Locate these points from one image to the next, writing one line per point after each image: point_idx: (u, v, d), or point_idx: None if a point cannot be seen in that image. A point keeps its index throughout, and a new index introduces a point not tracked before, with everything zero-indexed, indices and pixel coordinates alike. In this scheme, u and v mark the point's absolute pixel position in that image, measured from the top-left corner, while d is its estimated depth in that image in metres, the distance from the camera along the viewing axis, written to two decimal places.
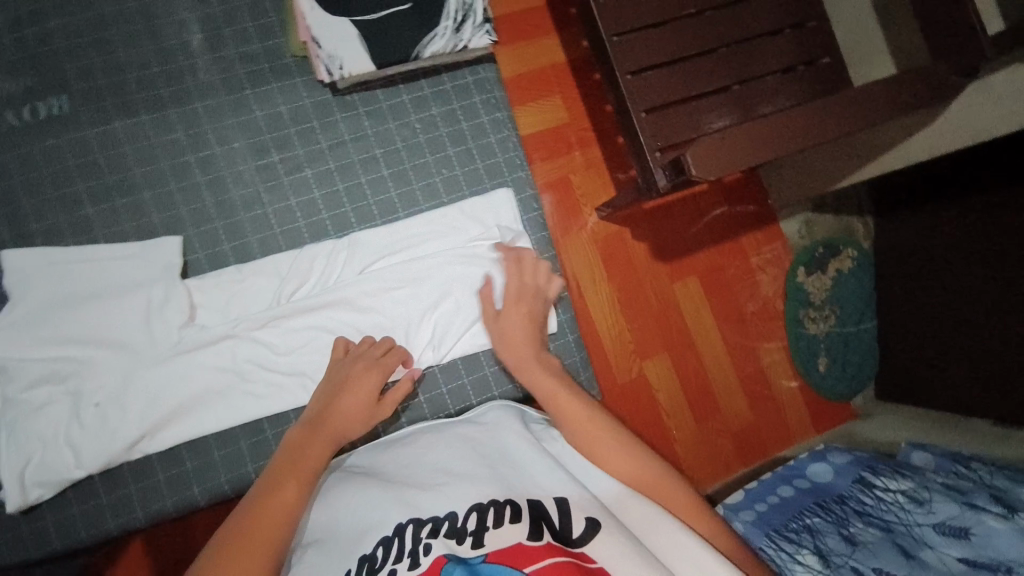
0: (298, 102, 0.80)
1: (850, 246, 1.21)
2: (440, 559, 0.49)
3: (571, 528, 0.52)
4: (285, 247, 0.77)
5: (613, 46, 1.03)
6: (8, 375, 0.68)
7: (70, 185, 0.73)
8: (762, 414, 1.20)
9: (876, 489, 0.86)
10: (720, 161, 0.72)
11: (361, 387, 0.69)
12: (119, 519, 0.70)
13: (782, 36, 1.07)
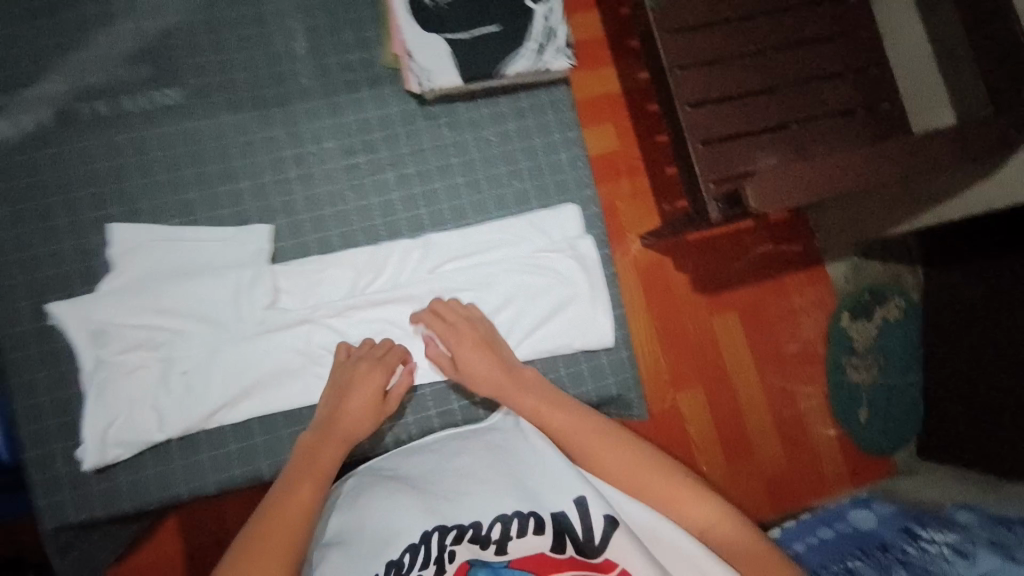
0: (386, 110, 0.86)
1: (897, 294, 1.33)
2: (465, 565, 0.59)
3: (592, 534, 0.60)
4: (364, 243, 0.83)
5: (675, 79, 1.10)
6: (106, 338, 0.74)
7: (177, 170, 0.80)
8: (801, 451, 1.37)
9: (920, 539, 0.84)
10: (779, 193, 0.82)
11: (362, 390, 0.73)
12: (191, 483, 0.75)
13: (839, 82, 1.15)
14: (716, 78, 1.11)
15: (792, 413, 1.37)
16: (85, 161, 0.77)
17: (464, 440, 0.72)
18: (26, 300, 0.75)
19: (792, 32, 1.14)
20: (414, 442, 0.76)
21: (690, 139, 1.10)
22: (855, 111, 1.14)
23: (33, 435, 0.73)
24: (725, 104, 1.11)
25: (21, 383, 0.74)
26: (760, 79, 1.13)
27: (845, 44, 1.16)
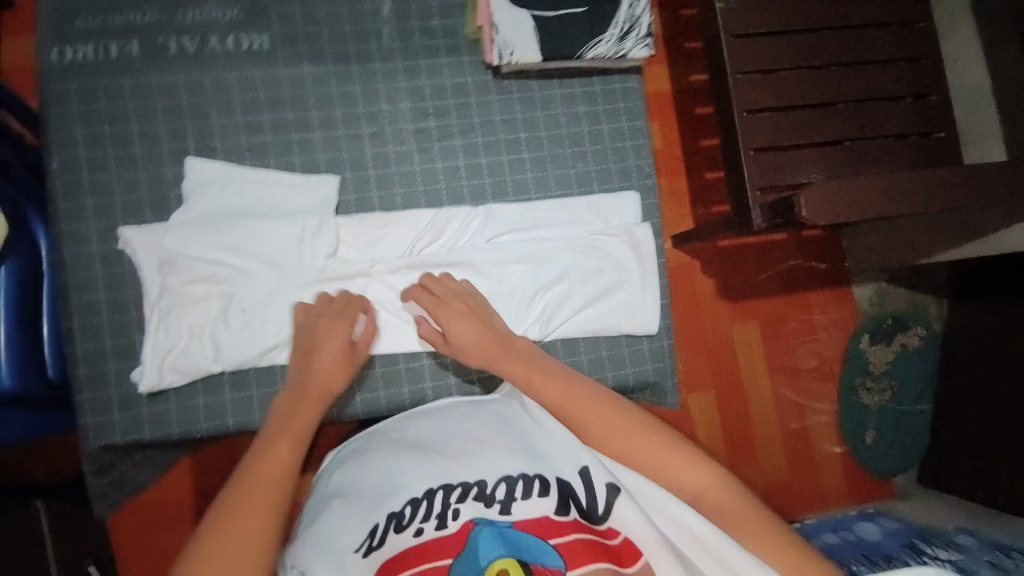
0: (462, 79, 0.88)
1: (921, 325, 1.59)
2: (468, 524, 0.61)
3: (596, 503, 0.63)
4: (428, 205, 0.85)
5: (735, 84, 1.13)
6: (174, 267, 0.75)
7: (256, 113, 0.81)
8: (805, 465, 1.57)
9: (922, 553, 1.02)
10: (831, 207, 0.91)
11: (327, 346, 0.74)
12: (239, 417, 0.77)
13: (900, 104, 1.15)
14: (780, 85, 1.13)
15: (800, 425, 1.58)
16: (167, 94, 0.78)
17: (472, 408, 0.74)
18: (94, 221, 0.75)
19: (857, 49, 1.15)
20: (421, 408, 0.78)
21: (742, 145, 1.11)
22: (910, 135, 1.16)
23: (87, 353, 0.74)
24: (787, 112, 1.13)
25: (82, 303, 0.74)
26: (820, 92, 1.14)
27: (909, 67, 1.16)
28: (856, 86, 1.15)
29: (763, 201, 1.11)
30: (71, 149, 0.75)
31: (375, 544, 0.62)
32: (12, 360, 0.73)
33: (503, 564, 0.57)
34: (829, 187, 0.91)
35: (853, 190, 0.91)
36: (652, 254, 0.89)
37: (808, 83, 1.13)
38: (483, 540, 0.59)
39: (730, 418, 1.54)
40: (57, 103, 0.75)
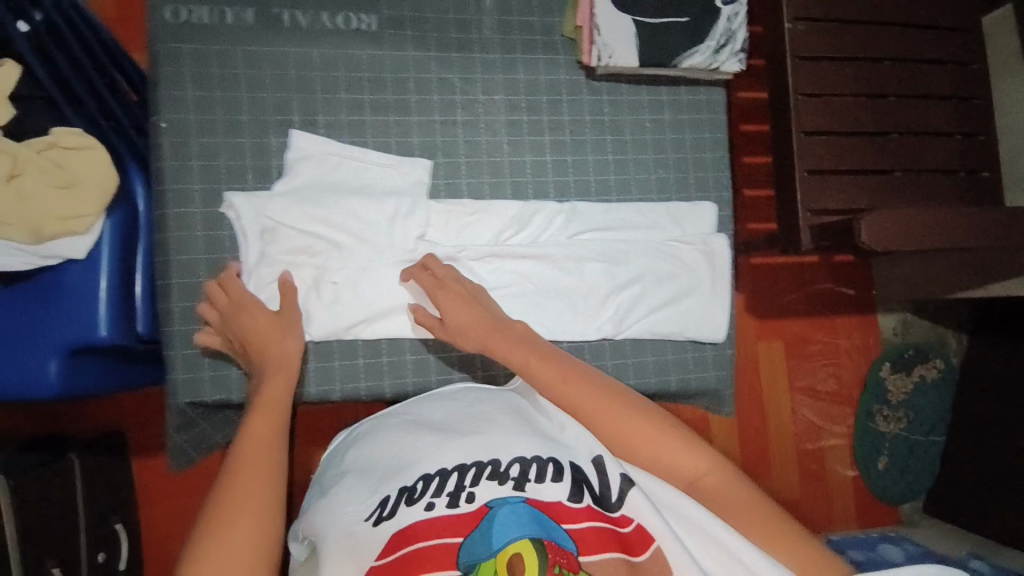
0: (556, 76, 0.89)
1: (941, 359, 1.63)
2: (484, 508, 0.54)
3: (610, 490, 0.58)
4: (513, 197, 0.87)
5: (797, 105, 1.14)
6: (274, 236, 0.78)
7: (358, 93, 0.82)
8: (817, 487, 1.59)
9: None
10: (889, 234, 0.94)
11: (257, 323, 0.73)
12: (321, 387, 0.81)
13: (952, 140, 1.18)
14: (846, 110, 1.15)
15: (816, 446, 1.60)
16: (277, 66, 0.80)
17: (485, 394, 0.70)
18: (199, 184, 0.78)
19: (919, 83, 1.18)
20: (432, 391, 0.76)
21: (798, 164, 1.13)
22: (959, 171, 1.18)
23: (183, 312, 0.77)
24: (846, 138, 1.16)
25: (181, 262, 0.77)
26: (879, 120, 1.16)
27: (964, 106, 1.19)
28: (914, 118, 1.17)
29: (812, 223, 1.14)
30: (181, 110, 0.77)
31: (385, 515, 0.56)
32: (111, 314, 0.72)
33: (517, 548, 0.50)
34: (889, 215, 0.94)
35: (913, 221, 0.94)
36: (725, 265, 0.92)
37: (870, 111, 1.16)
38: (499, 521, 0.53)
39: (739, 435, 1.56)
40: (169, 64, 0.76)
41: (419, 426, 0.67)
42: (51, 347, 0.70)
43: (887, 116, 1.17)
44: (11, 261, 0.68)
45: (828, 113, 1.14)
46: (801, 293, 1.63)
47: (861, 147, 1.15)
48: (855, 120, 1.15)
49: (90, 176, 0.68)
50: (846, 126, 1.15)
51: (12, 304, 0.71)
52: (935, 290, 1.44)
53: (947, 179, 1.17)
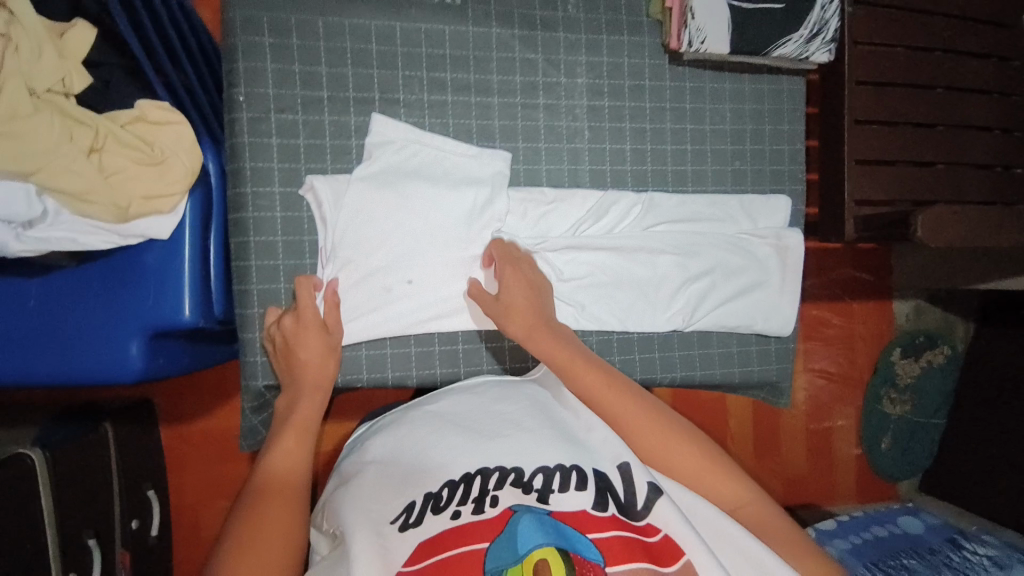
0: (640, 60, 0.86)
1: (946, 344, 1.60)
2: (508, 512, 0.51)
3: (635, 497, 0.54)
4: (592, 185, 0.86)
5: (848, 91, 1.02)
6: (358, 225, 0.76)
7: (441, 70, 0.80)
8: (818, 465, 1.60)
9: (964, 550, 1.12)
10: (943, 232, 0.90)
11: (298, 332, 0.70)
12: (397, 373, 0.81)
13: (992, 135, 1.10)
14: (895, 100, 1.04)
15: (823, 426, 1.60)
16: (358, 38, 0.76)
17: (509, 389, 0.67)
18: (277, 163, 0.75)
19: (967, 73, 1.07)
20: (453, 385, 0.71)
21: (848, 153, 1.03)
22: (996, 167, 1.11)
23: (263, 295, 0.75)
24: (890, 128, 1.04)
25: (261, 244, 0.75)
26: (926, 111, 1.06)
27: (1004, 101, 1.11)
28: (957, 111, 1.07)
29: (856, 213, 1.05)
30: (260, 83, 0.73)
31: (411, 522, 0.53)
32: (194, 296, 0.70)
33: (542, 553, 0.46)
34: (947, 211, 0.90)
35: (966, 218, 0.91)
36: (796, 260, 0.92)
37: (917, 100, 1.05)
38: (523, 527, 0.49)
39: (745, 418, 1.54)
40: (247, 32, 0.73)
41: (445, 421, 0.63)
42: (133, 329, 0.68)
43: (932, 102, 1.06)
44: (92, 238, 0.65)
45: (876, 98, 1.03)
46: (816, 275, 1.58)
47: (910, 136, 1.05)
48: (899, 109, 1.05)
49: (176, 156, 0.66)
50: (897, 117, 1.04)
51: (89, 278, 0.69)
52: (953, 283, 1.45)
53: (984, 175, 1.10)
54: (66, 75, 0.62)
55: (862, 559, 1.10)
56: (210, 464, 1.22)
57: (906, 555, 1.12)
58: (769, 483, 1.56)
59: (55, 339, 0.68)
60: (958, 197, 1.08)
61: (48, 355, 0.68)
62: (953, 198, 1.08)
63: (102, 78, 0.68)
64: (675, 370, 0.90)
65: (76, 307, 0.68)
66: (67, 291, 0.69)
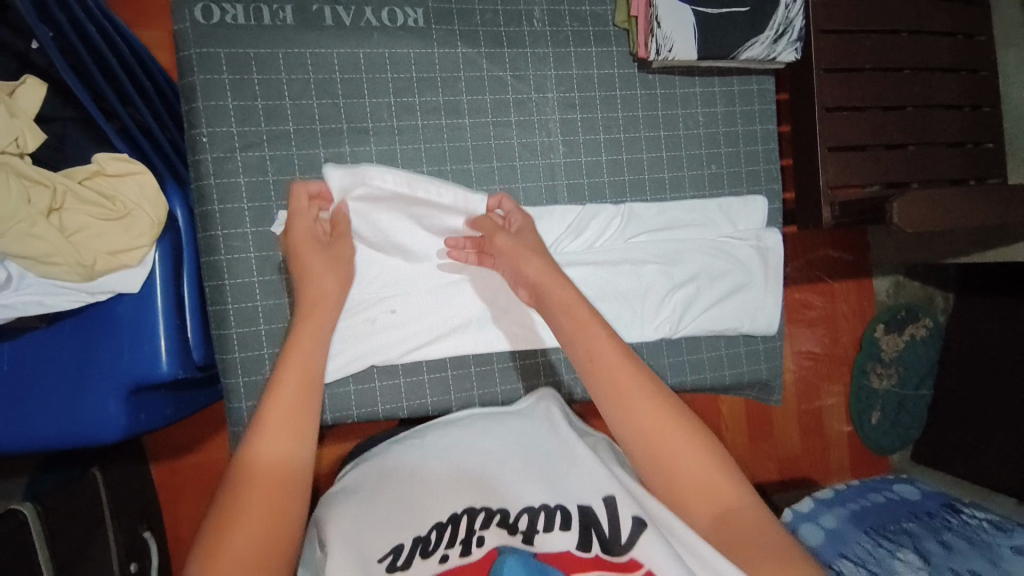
0: (609, 70, 0.86)
1: (927, 316, 1.63)
2: (493, 552, 0.52)
3: (620, 531, 0.52)
4: (570, 200, 0.85)
5: (818, 83, 1.02)
6: None
7: (409, 95, 0.78)
8: (810, 448, 1.62)
9: (963, 514, 1.07)
10: (919, 216, 0.89)
11: (304, 253, 0.66)
12: (387, 406, 0.80)
13: (961, 112, 1.10)
14: (863, 88, 1.04)
15: (813, 407, 1.62)
16: (320, 68, 0.74)
17: (494, 424, 0.68)
18: (247, 203, 0.73)
19: (931, 54, 1.07)
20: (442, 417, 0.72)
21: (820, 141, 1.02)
22: (967, 143, 1.11)
23: (242, 340, 0.73)
24: (862, 114, 1.04)
25: (237, 287, 0.73)
26: (894, 96, 1.06)
27: (971, 79, 1.10)
28: (923, 93, 1.07)
29: (833, 200, 1.05)
30: (222, 122, 0.71)
31: (399, 564, 0.53)
32: (172, 348, 0.68)
33: None
34: (920, 196, 0.90)
35: (943, 199, 0.90)
36: (776, 260, 0.92)
37: (886, 85, 1.05)
38: (507, 567, 0.48)
39: (736, 406, 1.56)
40: (204, 69, 0.71)
41: (434, 453, 0.64)
42: (111, 388, 0.66)
43: (898, 87, 1.06)
44: (60, 300, 0.63)
45: (844, 87, 1.03)
46: (795, 259, 1.60)
47: (879, 121, 1.05)
48: (867, 96, 1.04)
49: (140, 208, 0.63)
50: (867, 102, 1.04)
51: (61, 341, 0.67)
52: (927, 258, 1.47)
53: (955, 152, 1.09)
54: (18, 134, 0.60)
55: (861, 527, 1.06)
56: (203, 497, 1.20)
57: (903, 519, 1.07)
58: (761, 465, 1.58)
59: (30, 403, 0.66)
60: (930, 178, 1.08)
61: (26, 423, 0.66)
62: (926, 179, 1.08)
63: (59, 132, 0.66)
64: (666, 377, 0.90)
65: (50, 370, 0.67)
66: (37, 354, 0.67)
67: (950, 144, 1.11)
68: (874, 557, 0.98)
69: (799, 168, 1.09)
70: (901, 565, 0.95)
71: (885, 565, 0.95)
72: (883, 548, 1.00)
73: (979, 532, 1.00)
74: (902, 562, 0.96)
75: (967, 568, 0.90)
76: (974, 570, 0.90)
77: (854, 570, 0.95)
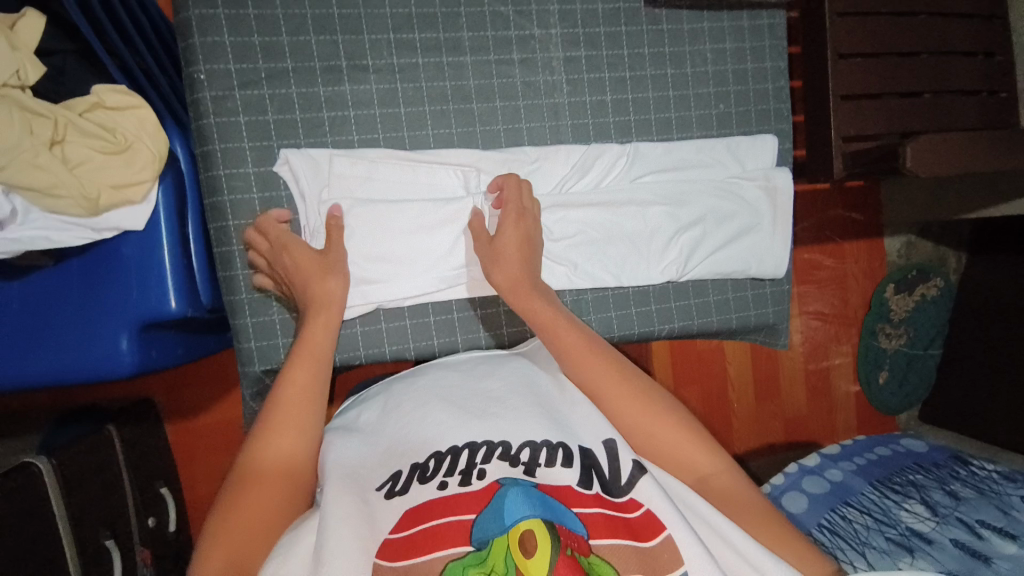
0: (615, 4, 0.83)
1: (940, 276, 1.59)
2: (495, 485, 0.51)
3: (619, 473, 0.55)
4: (575, 140, 0.84)
5: (833, 25, 0.98)
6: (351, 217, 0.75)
7: (408, 31, 0.76)
8: (819, 404, 1.62)
9: (971, 466, 1.03)
10: (933, 158, 0.85)
11: (301, 261, 0.69)
12: (393, 348, 0.80)
13: (978, 59, 1.06)
14: (878, 30, 1.00)
15: (822, 366, 1.61)
16: (317, 3, 0.73)
17: (497, 365, 0.68)
18: (247, 143, 0.72)
19: None
20: (442, 358, 0.73)
21: (834, 87, 0.99)
22: (983, 91, 1.07)
23: (248, 280, 0.73)
24: (877, 60, 1.01)
25: (242, 227, 0.73)
26: (909, 40, 1.02)
27: (990, 22, 1.06)
28: (939, 37, 1.03)
29: (845, 150, 1.02)
30: (219, 59, 0.70)
31: (396, 490, 0.53)
32: (178, 285, 0.68)
33: (529, 525, 0.47)
34: (934, 138, 0.85)
35: (958, 142, 0.86)
36: (786, 200, 0.90)
37: (900, 28, 1.01)
38: (509, 499, 0.49)
39: (743, 363, 1.55)
40: (200, 4, 0.69)
41: (434, 392, 0.64)
42: (121, 324, 0.67)
43: (914, 29, 1.02)
44: (65, 236, 0.64)
45: (858, 27, 0.99)
46: (804, 217, 1.57)
47: (893, 67, 1.01)
48: (882, 38, 1.00)
49: (140, 141, 0.64)
50: (883, 46, 1.01)
51: (71, 281, 0.68)
52: (939, 214, 1.44)
53: (971, 100, 1.05)
54: (19, 67, 0.60)
55: (866, 481, 1.04)
56: (219, 455, 1.19)
57: (910, 470, 1.04)
58: (770, 424, 1.58)
59: (41, 345, 0.67)
60: (943, 125, 1.04)
61: (40, 359, 0.67)
62: (939, 128, 1.04)
63: (57, 66, 0.66)
64: (673, 321, 0.89)
65: (61, 310, 0.67)
66: (48, 294, 0.68)
67: (966, 93, 1.07)
68: (878, 509, 0.97)
69: (810, 114, 1.06)
70: (907, 516, 0.94)
71: (890, 515, 0.96)
72: (888, 499, 0.99)
73: (986, 482, 0.96)
74: (907, 513, 0.95)
75: (976, 520, 0.89)
76: (983, 522, 0.88)
77: (859, 518, 0.97)
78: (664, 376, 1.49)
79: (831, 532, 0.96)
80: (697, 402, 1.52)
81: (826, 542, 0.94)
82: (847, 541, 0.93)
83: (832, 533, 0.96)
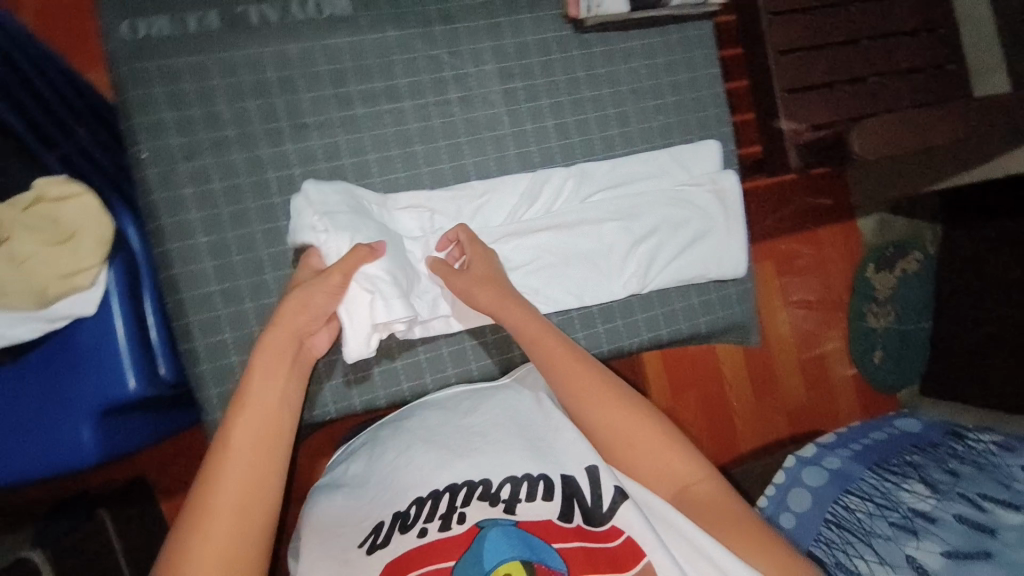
0: (544, 34, 0.86)
1: (916, 250, 1.61)
2: (475, 529, 0.52)
3: (601, 499, 0.54)
4: (521, 167, 0.85)
5: (767, 25, 1.01)
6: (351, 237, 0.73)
7: (344, 84, 0.78)
8: (818, 392, 1.61)
9: (967, 439, 1.02)
10: (877, 142, 0.86)
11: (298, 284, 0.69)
12: (364, 397, 0.80)
13: (917, 38, 1.08)
14: (810, 25, 1.03)
15: (815, 354, 1.61)
16: (253, 69, 0.75)
17: (481, 399, 0.66)
18: (196, 213, 0.73)
19: None
20: (427, 398, 0.71)
21: (775, 84, 1.01)
22: (926, 69, 1.09)
23: (209, 349, 0.73)
24: (814, 53, 1.03)
25: (197, 297, 0.73)
26: (842, 30, 1.04)
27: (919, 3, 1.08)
28: (870, 23, 1.06)
29: (796, 142, 1.03)
30: (161, 135, 0.72)
31: (378, 543, 0.53)
32: (136, 365, 0.68)
33: (508, 569, 0.49)
34: (875, 122, 0.87)
35: (898, 123, 0.88)
36: (737, 201, 0.92)
37: (831, 20, 1.04)
38: (490, 541, 0.51)
39: (734, 361, 1.54)
40: (139, 86, 0.71)
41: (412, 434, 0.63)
42: (82, 412, 0.67)
43: (845, 20, 1.05)
44: (19, 330, 0.65)
45: (791, 25, 1.02)
46: (774, 210, 1.58)
47: (829, 57, 1.04)
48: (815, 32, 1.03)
49: (84, 227, 0.65)
50: (817, 39, 1.03)
51: (31, 375, 0.68)
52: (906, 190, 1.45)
53: (911, 79, 1.07)
54: None
55: (864, 465, 1.03)
56: None
57: (908, 451, 1.03)
58: (771, 419, 1.57)
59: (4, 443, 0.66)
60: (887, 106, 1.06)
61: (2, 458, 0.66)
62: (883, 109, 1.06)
63: None
64: (642, 333, 0.89)
65: (21, 405, 0.67)
66: (8, 391, 0.68)
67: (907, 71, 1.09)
68: (879, 494, 0.96)
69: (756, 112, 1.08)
70: (908, 497, 0.93)
71: (891, 497, 0.94)
72: (888, 482, 0.97)
73: (984, 456, 0.95)
74: (909, 493, 0.93)
75: (976, 493, 0.87)
76: (982, 493, 0.86)
77: (860, 506, 0.95)
78: (657, 385, 1.48)
79: (837, 527, 0.94)
80: (694, 407, 1.50)
81: (834, 538, 0.92)
82: (853, 534, 0.91)
83: (837, 528, 0.94)
